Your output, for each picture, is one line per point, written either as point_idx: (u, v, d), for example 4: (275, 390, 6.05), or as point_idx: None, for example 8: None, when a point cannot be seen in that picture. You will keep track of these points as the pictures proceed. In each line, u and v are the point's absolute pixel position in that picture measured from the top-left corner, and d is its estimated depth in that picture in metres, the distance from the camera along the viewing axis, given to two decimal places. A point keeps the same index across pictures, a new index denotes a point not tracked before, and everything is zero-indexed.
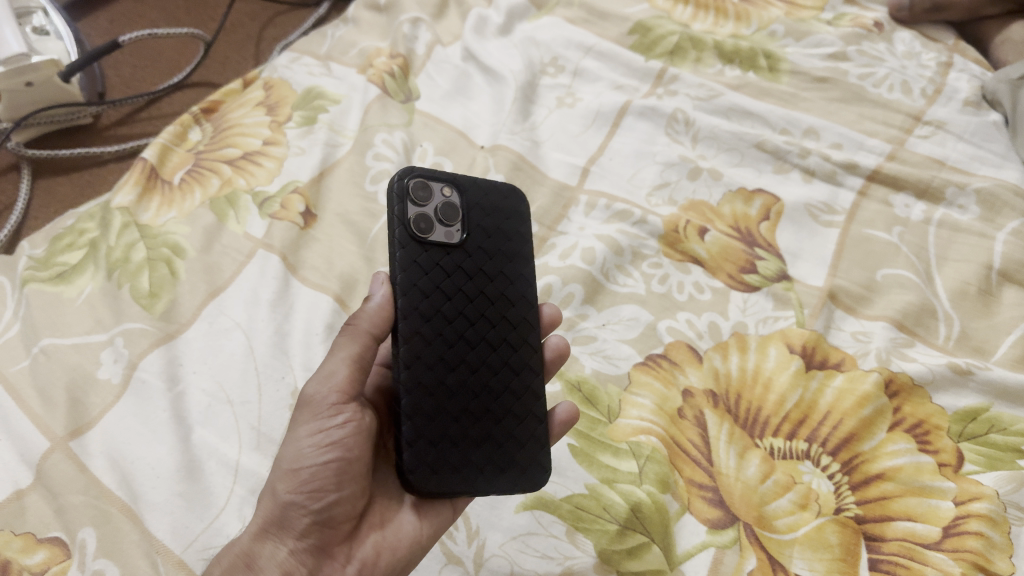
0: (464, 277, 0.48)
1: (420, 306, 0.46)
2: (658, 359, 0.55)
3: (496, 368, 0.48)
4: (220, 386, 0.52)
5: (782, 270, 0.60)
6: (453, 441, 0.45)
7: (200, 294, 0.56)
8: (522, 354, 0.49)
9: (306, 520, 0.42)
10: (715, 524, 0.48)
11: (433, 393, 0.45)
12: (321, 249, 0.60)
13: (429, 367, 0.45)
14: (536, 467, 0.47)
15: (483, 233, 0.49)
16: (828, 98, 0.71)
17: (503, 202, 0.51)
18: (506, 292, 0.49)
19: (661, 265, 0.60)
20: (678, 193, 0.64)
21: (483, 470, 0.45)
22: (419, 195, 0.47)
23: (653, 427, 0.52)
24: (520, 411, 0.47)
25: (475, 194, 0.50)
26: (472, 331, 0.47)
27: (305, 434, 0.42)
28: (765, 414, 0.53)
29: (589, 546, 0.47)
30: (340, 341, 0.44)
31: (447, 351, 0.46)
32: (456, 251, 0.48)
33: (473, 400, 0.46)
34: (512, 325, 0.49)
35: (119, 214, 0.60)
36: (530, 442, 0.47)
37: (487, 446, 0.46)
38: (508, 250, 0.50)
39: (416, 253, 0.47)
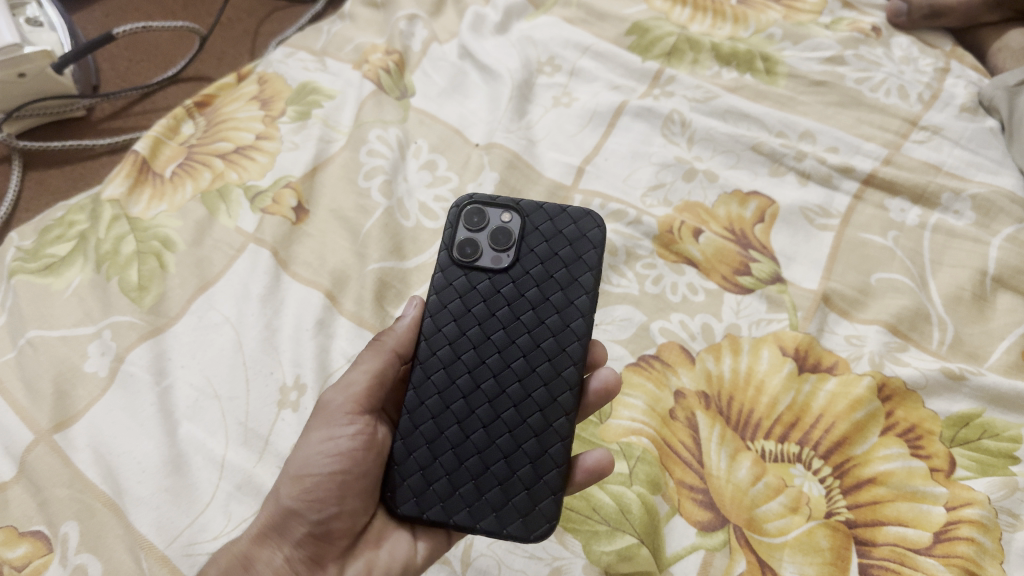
0: (501, 303, 0.47)
1: (442, 325, 0.47)
2: (651, 360, 0.55)
3: (515, 401, 0.45)
4: (208, 381, 0.52)
5: (776, 272, 0.59)
6: (444, 468, 0.44)
7: (190, 288, 0.56)
8: (552, 390, 0.45)
9: (302, 530, 0.43)
10: (705, 526, 0.48)
11: (436, 414, 0.45)
12: (313, 245, 0.59)
13: (443, 389, 0.46)
14: (535, 515, 0.43)
15: (538, 260, 0.48)
16: (825, 102, 0.71)
17: (570, 226, 0.48)
18: (546, 321, 0.47)
19: (655, 266, 0.60)
20: (672, 194, 0.63)
21: (469, 505, 0.44)
22: (473, 219, 0.49)
23: (644, 428, 0.52)
24: (532, 450, 0.44)
25: (538, 219, 0.49)
26: (496, 360, 0.46)
27: (316, 441, 0.44)
28: (757, 416, 0.53)
29: (579, 546, 0.47)
30: (364, 356, 0.47)
31: (462, 376, 0.46)
32: (500, 276, 0.48)
33: (481, 429, 0.45)
34: (544, 359, 0.46)
35: (110, 207, 0.60)
36: (536, 485, 0.44)
37: (485, 480, 0.44)
38: (561, 277, 0.47)
39: (455, 276, 0.48)
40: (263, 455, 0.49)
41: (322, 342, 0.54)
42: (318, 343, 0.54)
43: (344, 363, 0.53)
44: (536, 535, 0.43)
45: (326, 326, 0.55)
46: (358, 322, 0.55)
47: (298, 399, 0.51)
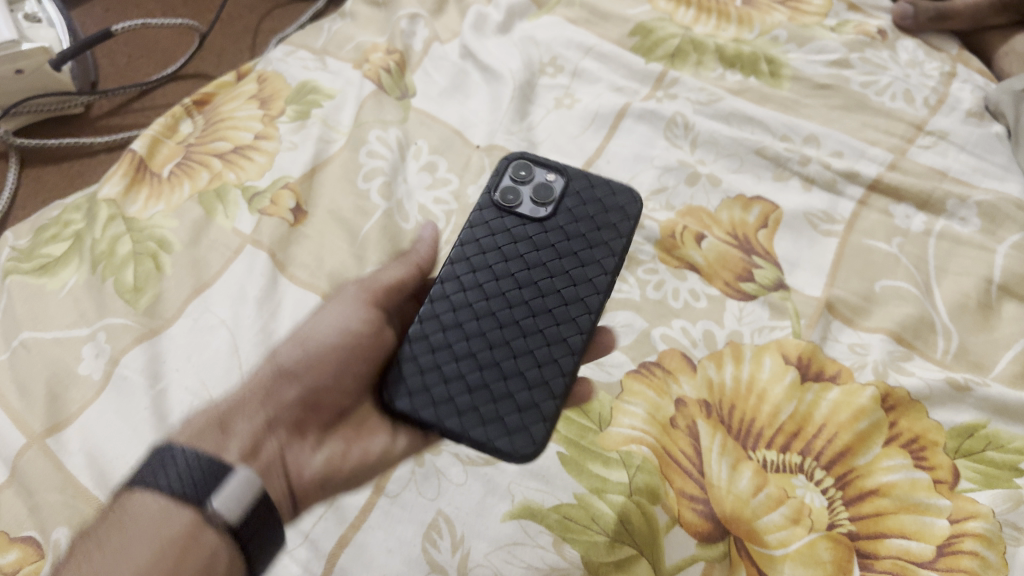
0: (529, 248, 0.48)
1: (470, 253, 0.48)
2: (652, 367, 0.54)
3: (527, 331, 0.45)
4: (204, 384, 0.51)
5: (779, 278, 0.59)
6: (445, 377, 0.44)
7: (186, 291, 0.55)
8: (564, 329, 0.45)
9: (291, 394, 0.46)
10: (706, 537, 0.47)
11: (448, 327, 0.45)
12: (311, 246, 0.58)
13: (460, 306, 0.46)
14: (522, 434, 0.43)
15: (575, 219, 0.49)
16: (830, 106, 0.70)
17: (608, 196, 0.50)
18: (570, 270, 0.47)
19: (657, 271, 0.59)
20: (675, 198, 0.63)
21: (462, 411, 0.43)
22: (520, 170, 0.51)
23: (645, 436, 0.51)
24: (533, 376, 0.44)
25: (580, 185, 0.50)
26: (515, 293, 0.46)
27: (330, 317, 0.49)
28: (759, 425, 0.52)
29: (576, 558, 0.46)
30: (393, 266, 0.52)
31: (481, 299, 0.46)
32: (534, 226, 0.49)
33: (489, 350, 0.45)
34: (562, 302, 0.46)
35: (106, 206, 0.59)
36: (529, 409, 0.43)
37: (482, 395, 0.44)
38: (591, 237, 0.48)
39: (491, 216, 0.49)
40: None
41: None
42: None
43: None
44: (519, 453, 0.42)
45: None
46: None
47: None
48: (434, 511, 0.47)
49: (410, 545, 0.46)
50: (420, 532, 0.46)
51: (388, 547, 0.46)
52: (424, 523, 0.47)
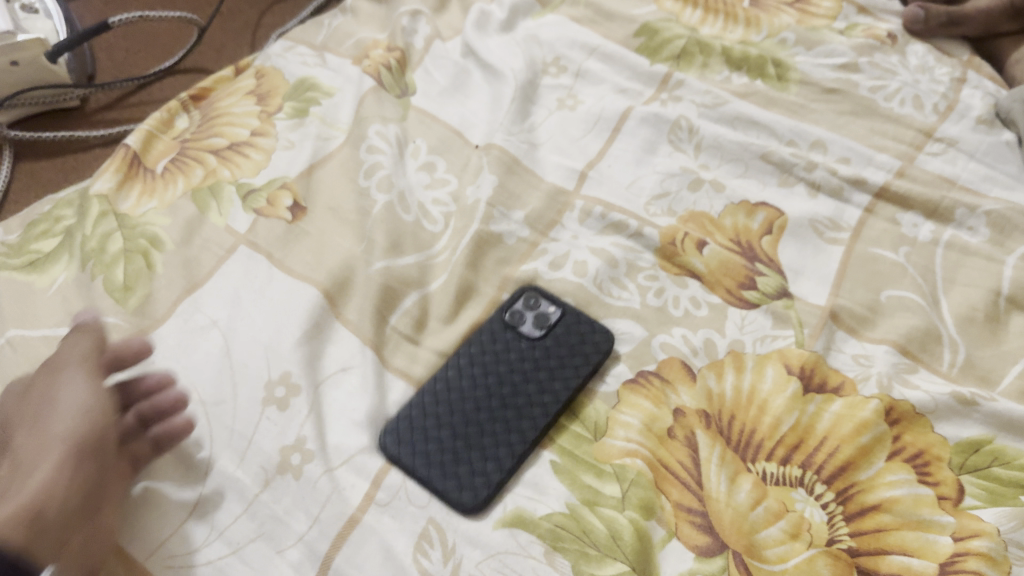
0: (519, 358, 0.53)
1: (471, 351, 0.53)
2: (649, 377, 0.53)
3: (498, 419, 0.50)
4: (193, 385, 0.50)
5: (783, 287, 0.58)
6: (426, 438, 0.49)
7: (177, 290, 0.54)
8: (524, 422, 0.50)
9: (47, 517, 0.41)
10: (703, 551, 0.46)
11: (439, 403, 0.50)
12: (310, 244, 0.57)
13: (454, 390, 0.51)
14: (469, 489, 0.47)
15: (559, 343, 0.53)
16: (837, 111, 0.69)
17: (590, 331, 0.54)
18: (544, 380, 0.52)
19: (658, 278, 0.58)
20: (677, 204, 0.61)
21: (431, 464, 0.48)
22: (529, 300, 0.55)
23: (639, 449, 0.50)
24: (490, 452, 0.48)
25: (576, 321, 0.55)
26: (497, 390, 0.51)
27: (62, 400, 0.45)
28: (759, 437, 0.51)
29: (568, 568, 0.45)
30: (75, 339, 0.47)
31: (471, 388, 0.51)
32: (526, 344, 0.54)
33: (466, 427, 0.49)
34: (530, 402, 0.51)
35: (98, 202, 0.58)
36: (479, 474, 0.47)
37: (448, 456, 0.48)
38: (568, 364, 0.53)
39: (495, 328, 0.54)
40: (247, 460, 0.47)
41: (315, 347, 0.52)
42: (311, 347, 0.52)
43: (337, 370, 0.51)
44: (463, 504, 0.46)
45: (321, 330, 0.53)
46: (356, 331, 0.53)
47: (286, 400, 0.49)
48: (425, 519, 0.46)
49: (401, 554, 0.45)
50: (411, 542, 0.45)
51: (378, 554, 0.45)
52: (415, 532, 0.46)
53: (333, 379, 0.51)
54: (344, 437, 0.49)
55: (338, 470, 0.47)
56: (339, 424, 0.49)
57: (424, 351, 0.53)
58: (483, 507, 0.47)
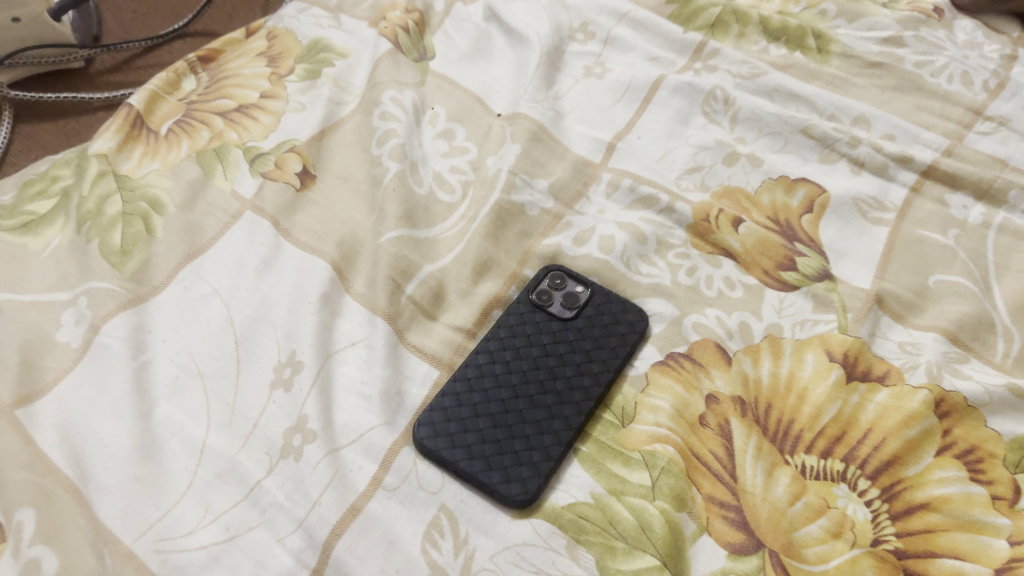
0: (554, 343, 0.49)
1: (502, 335, 0.49)
2: (680, 360, 0.50)
3: (538, 406, 0.46)
4: (192, 357, 0.47)
5: (824, 268, 0.54)
6: (466, 429, 0.45)
7: (177, 256, 0.51)
8: (567, 407, 0.46)
9: None
10: (737, 549, 0.43)
11: (475, 391, 0.47)
12: (318, 212, 0.54)
13: (487, 378, 0.47)
14: (517, 482, 0.43)
15: (593, 323, 0.50)
16: (881, 86, 0.65)
17: (622, 311, 0.51)
18: (582, 363, 0.49)
19: (689, 256, 0.54)
20: (711, 178, 0.57)
21: (474, 456, 0.44)
22: (555, 279, 0.52)
23: (670, 435, 0.47)
24: (536, 440, 0.45)
25: (607, 300, 0.51)
26: (534, 375, 0.48)
27: None
28: (798, 427, 0.47)
29: (591, 563, 0.42)
30: None
31: (506, 373, 0.48)
32: (558, 325, 0.50)
33: (505, 416, 0.46)
34: (570, 385, 0.47)
35: (96, 162, 0.55)
36: (526, 464, 0.44)
37: (491, 447, 0.45)
38: (604, 346, 0.49)
39: (525, 310, 0.51)
40: (248, 439, 0.44)
41: (325, 319, 0.48)
42: (321, 319, 0.48)
43: (349, 346, 0.48)
44: (514, 499, 0.43)
45: (333, 302, 0.49)
46: (370, 306, 0.49)
47: (293, 377, 0.46)
48: (436, 506, 0.43)
49: (409, 544, 0.41)
50: (420, 530, 0.42)
51: (385, 541, 0.41)
52: (425, 520, 0.42)
53: (342, 355, 0.47)
54: (354, 414, 0.45)
55: (345, 449, 0.44)
56: (348, 400, 0.46)
57: (440, 327, 0.50)
58: (532, 502, 0.43)
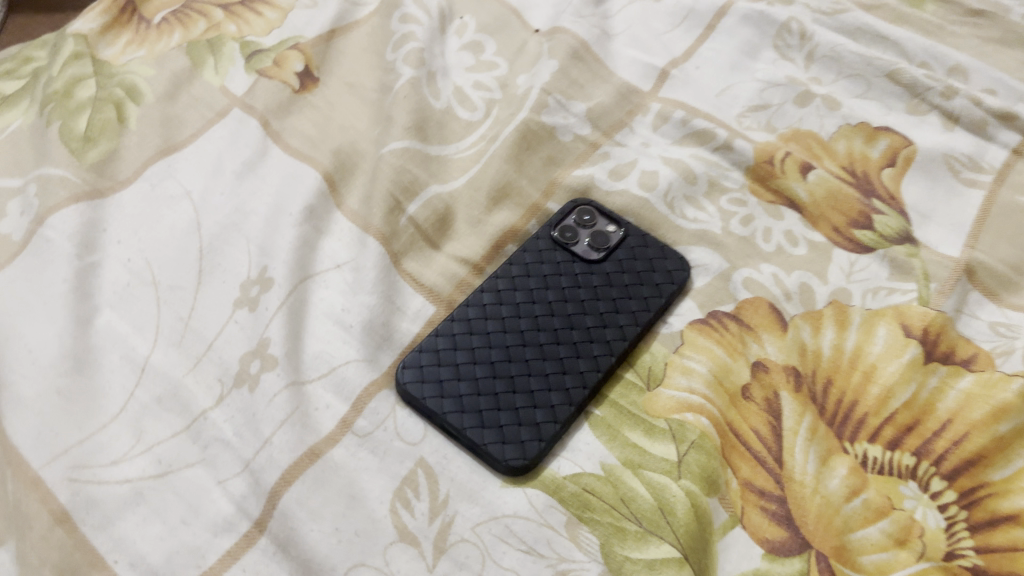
0: (574, 287, 0.42)
1: (513, 273, 0.42)
2: (724, 320, 0.41)
3: (547, 357, 0.39)
4: (148, 263, 0.40)
5: (906, 230, 0.45)
6: (458, 377, 0.38)
7: (148, 151, 0.44)
8: (582, 362, 0.39)
9: None
10: (776, 548, 0.35)
11: (474, 334, 0.39)
12: (315, 116, 0.46)
13: (490, 319, 0.40)
14: (515, 444, 0.36)
15: (623, 269, 0.43)
16: (982, 38, 0.55)
17: (660, 258, 0.43)
18: (605, 312, 0.41)
19: (745, 204, 0.46)
20: (778, 118, 0.49)
21: (464, 409, 0.37)
22: (583, 215, 0.44)
23: (705, 404, 0.38)
24: (542, 399, 0.37)
25: (642, 245, 0.43)
26: (547, 321, 0.40)
27: None
28: (862, 411, 0.39)
29: (594, 546, 0.34)
30: None
31: (513, 316, 0.40)
32: (580, 268, 0.42)
33: (508, 365, 0.38)
34: (588, 337, 0.40)
35: (74, 43, 0.48)
36: (526, 425, 0.37)
37: (487, 401, 0.37)
38: (634, 296, 0.41)
39: (545, 247, 0.43)
40: (198, 362, 0.37)
41: (307, 234, 0.41)
42: (302, 233, 0.41)
43: (332, 267, 0.40)
44: (508, 464, 0.35)
45: (319, 217, 0.41)
46: (362, 224, 0.41)
47: (260, 296, 0.38)
48: (413, 461, 0.35)
49: (374, 502, 0.34)
50: (391, 487, 0.35)
51: (346, 496, 0.34)
52: (397, 475, 0.35)
53: (322, 277, 0.40)
54: (329, 345, 0.38)
55: (312, 384, 0.37)
56: (323, 328, 0.38)
57: (442, 258, 0.42)
58: (530, 469, 0.36)
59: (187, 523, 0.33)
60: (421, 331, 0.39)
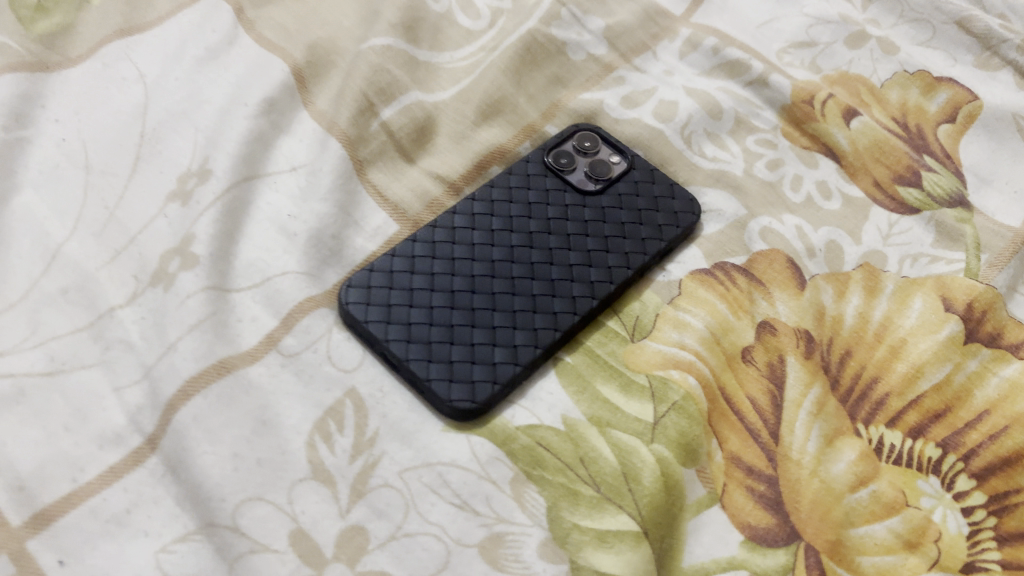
0: (562, 219, 0.36)
1: (493, 196, 0.36)
2: (732, 273, 0.35)
3: (518, 292, 0.33)
4: (83, 145, 0.35)
5: (960, 193, 0.39)
6: (410, 302, 0.32)
7: (107, 29, 0.39)
8: (557, 301, 0.33)
9: None
10: (759, 537, 0.29)
11: (437, 258, 0.34)
12: (297, 9, 0.41)
13: (458, 244, 0.34)
14: (463, 384, 0.30)
15: (621, 205, 0.37)
16: None
17: (667, 197, 0.37)
18: (593, 250, 0.35)
19: (775, 146, 0.40)
20: (825, 58, 0.43)
21: (411, 339, 0.31)
22: (583, 141, 0.38)
23: (696, 362, 0.33)
24: (504, 337, 0.32)
25: (648, 181, 0.38)
26: (524, 254, 0.35)
27: None
28: (882, 391, 0.33)
29: (541, 508, 0.29)
30: None
31: (485, 243, 0.35)
32: (572, 199, 0.37)
33: (470, 296, 0.33)
34: (568, 275, 0.34)
35: None
36: (481, 365, 0.31)
37: (439, 332, 0.32)
38: (630, 235, 0.36)
39: (534, 172, 0.37)
40: (117, 255, 0.32)
41: (262, 129, 0.36)
42: (255, 127, 0.36)
43: (286, 169, 0.35)
44: (452, 405, 0.30)
45: (279, 113, 0.37)
46: (327, 124, 0.36)
47: (197, 191, 0.34)
48: (342, 390, 0.30)
49: (288, 431, 0.29)
50: (312, 417, 0.30)
51: (256, 420, 0.29)
52: (322, 405, 0.30)
53: (273, 179, 0.35)
54: (266, 253, 0.33)
55: (239, 293, 0.32)
56: (264, 234, 0.33)
57: (416, 172, 0.37)
58: (477, 414, 0.30)
59: (69, 431, 0.28)
60: (378, 250, 0.34)
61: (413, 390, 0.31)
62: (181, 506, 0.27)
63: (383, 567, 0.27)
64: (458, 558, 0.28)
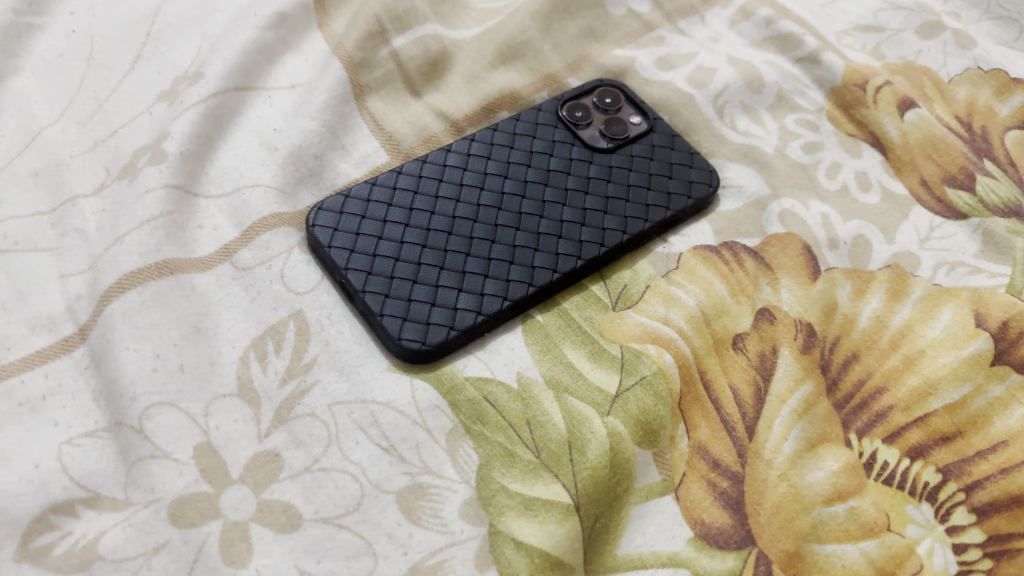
0: (563, 173, 0.33)
1: (494, 140, 0.34)
2: (741, 255, 0.32)
3: (498, 240, 0.31)
4: (89, 36, 0.34)
5: (1018, 204, 0.34)
6: (380, 233, 0.30)
7: None
8: (538, 255, 0.30)
9: None
10: (712, 536, 0.27)
11: (419, 194, 0.31)
12: None
13: (445, 183, 0.32)
14: (416, 325, 0.28)
15: (632, 166, 0.34)
16: None
17: (682, 165, 0.34)
18: (589, 208, 0.32)
19: (816, 129, 0.36)
20: (890, 46, 0.39)
21: (373, 271, 0.29)
22: (603, 97, 0.35)
23: (678, 341, 0.30)
24: (472, 283, 0.29)
25: (666, 146, 0.34)
26: (514, 203, 0.32)
27: None
28: (886, 403, 0.29)
29: (472, 465, 0.26)
30: None
31: (474, 186, 0.32)
32: (579, 154, 0.34)
33: (446, 237, 0.30)
34: (556, 231, 0.31)
35: None
36: (440, 307, 0.28)
37: (405, 268, 0.29)
38: (633, 199, 0.33)
39: (544, 122, 0.35)
40: (94, 147, 0.31)
41: (266, 41, 0.35)
42: (255, 37, 0.34)
43: (285, 84, 0.34)
44: (400, 345, 0.28)
45: (289, 29, 0.35)
46: (335, 45, 0.35)
47: (187, 93, 0.33)
48: (288, 311, 0.29)
49: (223, 343, 0.28)
50: (251, 333, 0.28)
51: (191, 326, 0.28)
52: (263, 323, 0.28)
53: (268, 93, 0.34)
54: (242, 162, 0.32)
55: (205, 200, 0.31)
56: (245, 145, 0.32)
57: (420, 107, 0.35)
58: (426, 359, 0.28)
59: (6, 309, 0.27)
60: (361, 177, 0.33)
61: (366, 324, 0.29)
62: (96, 401, 0.26)
63: (290, 498, 0.25)
64: (372, 502, 0.25)
